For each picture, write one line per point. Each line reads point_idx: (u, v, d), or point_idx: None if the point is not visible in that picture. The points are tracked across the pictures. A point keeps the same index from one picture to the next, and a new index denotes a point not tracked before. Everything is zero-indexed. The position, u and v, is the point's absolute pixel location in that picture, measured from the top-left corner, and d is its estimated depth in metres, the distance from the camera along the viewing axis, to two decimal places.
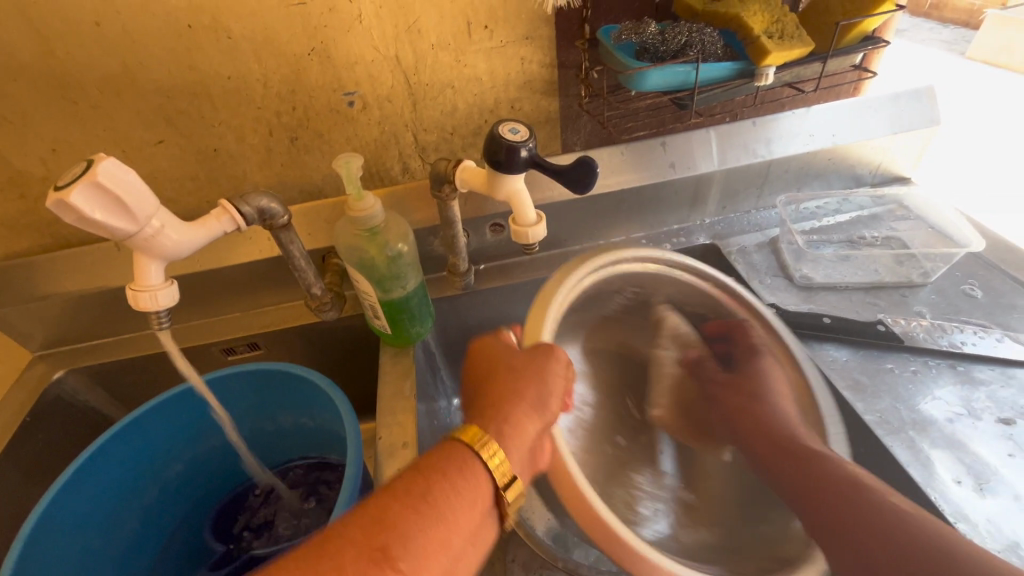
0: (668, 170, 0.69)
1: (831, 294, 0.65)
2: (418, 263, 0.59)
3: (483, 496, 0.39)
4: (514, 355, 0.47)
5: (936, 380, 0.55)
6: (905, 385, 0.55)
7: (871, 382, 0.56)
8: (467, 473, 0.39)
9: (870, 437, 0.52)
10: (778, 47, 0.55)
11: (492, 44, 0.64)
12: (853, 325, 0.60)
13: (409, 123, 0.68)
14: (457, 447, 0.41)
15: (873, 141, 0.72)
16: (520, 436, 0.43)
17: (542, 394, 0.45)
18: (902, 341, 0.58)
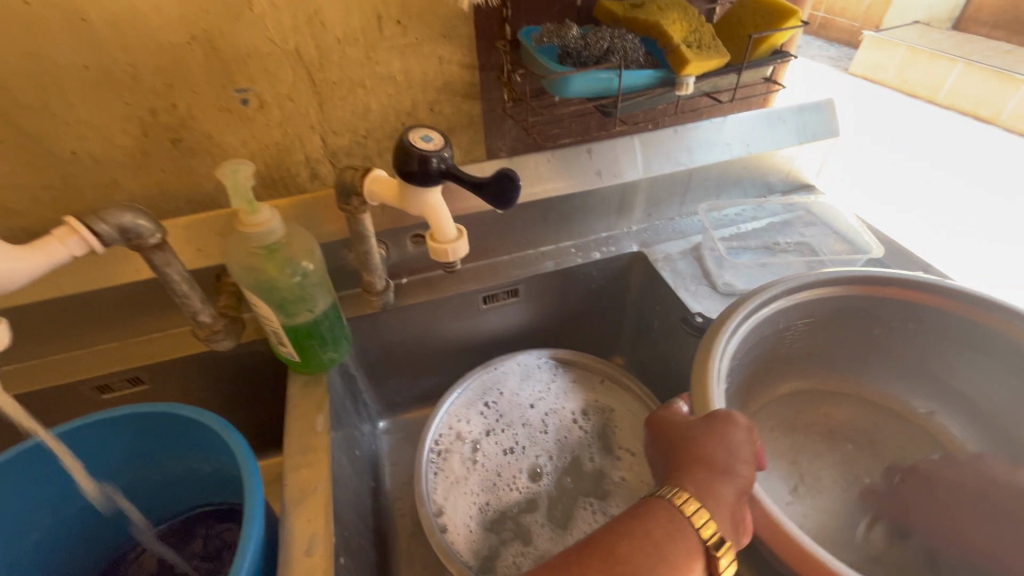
0: (594, 178, 0.68)
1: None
2: (328, 281, 0.53)
3: (685, 557, 0.40)
4: (680, 426, 0.46)
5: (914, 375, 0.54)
6: None
7: None
8: (672, 534, 0.40)
9: None
10: (696, 57, 0.55)
11: (407, 42, 0.59)
12: None
13: (316, 125, 0.61)
14: (657, 502, 0.42)
15: (783, 150, 0.76)
16: (719, 501, 0.42)
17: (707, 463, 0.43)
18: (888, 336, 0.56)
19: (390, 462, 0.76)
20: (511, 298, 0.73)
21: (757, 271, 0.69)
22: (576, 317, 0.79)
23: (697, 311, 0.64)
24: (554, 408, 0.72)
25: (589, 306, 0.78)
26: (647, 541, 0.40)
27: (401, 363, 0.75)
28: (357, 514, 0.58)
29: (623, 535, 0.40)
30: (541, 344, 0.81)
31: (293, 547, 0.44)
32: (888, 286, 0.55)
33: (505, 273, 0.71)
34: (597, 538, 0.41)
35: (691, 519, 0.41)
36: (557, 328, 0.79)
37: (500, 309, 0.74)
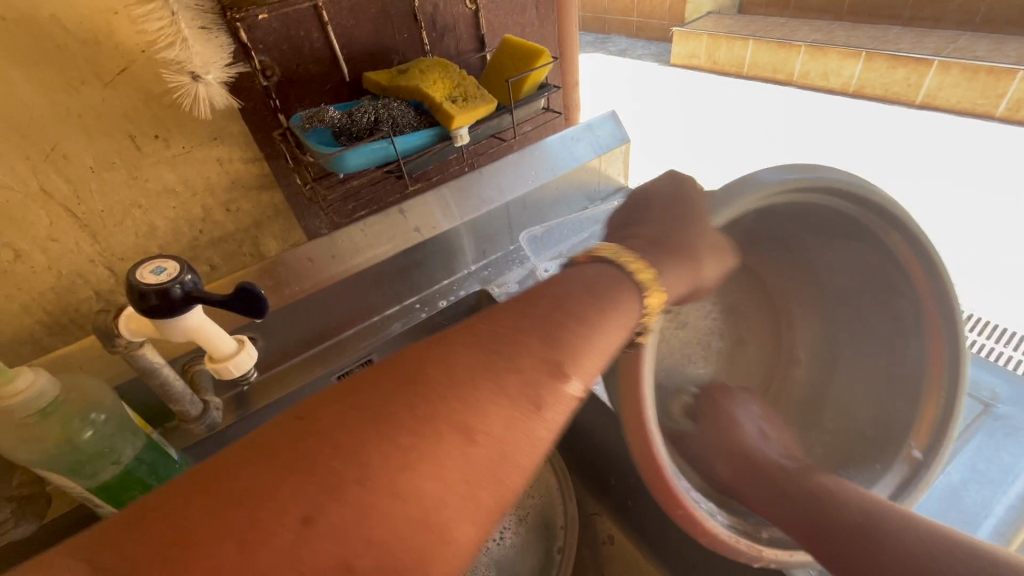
0: (414, 234, 0.69)
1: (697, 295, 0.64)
2: (134, 424, 0.49)
3: (630, 308, 0.40)
4: (663, 207, 0.49)
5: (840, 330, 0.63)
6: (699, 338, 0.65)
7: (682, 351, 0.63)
8: (626, 305, 0.40)
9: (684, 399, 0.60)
10: (462, 110, 0.59)
11: (174, 153, 0.57)
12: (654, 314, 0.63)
13: (95, 257, 0.57)
14: (622, 274, 0.42)
15: (586, 165, 0.83)
16: (677, 275, 0.44)
17: (680, 250, 0.44)
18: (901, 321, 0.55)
19: None
20: (368, 369, 0.72)
21: None
22: None
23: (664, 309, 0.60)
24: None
25: None
26: (608, 309, 0.39)
27: None
28: None
29: (566, 310, 0.38)
30: None
31: None
32: (882, 222, 0.50)
33: (354, 348, 0.70)
34: (548, 299, 0.39)
35: (637, 276, 0.42)
36: None
37: None
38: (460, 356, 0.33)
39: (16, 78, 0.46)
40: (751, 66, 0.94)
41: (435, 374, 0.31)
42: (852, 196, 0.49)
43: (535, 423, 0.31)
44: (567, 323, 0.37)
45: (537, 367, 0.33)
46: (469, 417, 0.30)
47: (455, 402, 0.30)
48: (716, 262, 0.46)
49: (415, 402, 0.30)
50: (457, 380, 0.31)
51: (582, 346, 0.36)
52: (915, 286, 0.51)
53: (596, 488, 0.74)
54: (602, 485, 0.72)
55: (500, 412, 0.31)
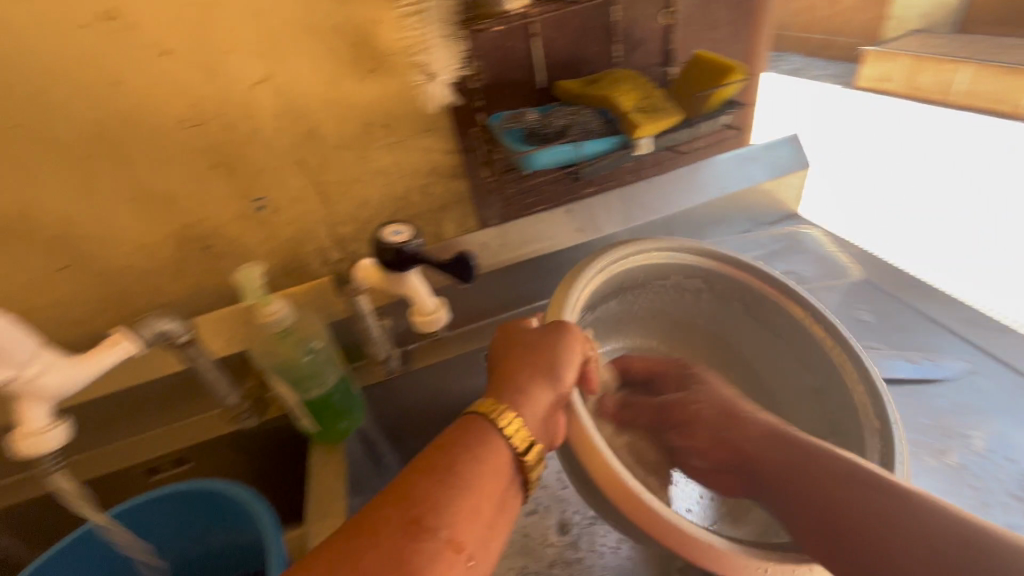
0: (577, 234, 0.73)
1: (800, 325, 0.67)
2: (336, 357, 0.60)
3: (501, 451, 0.47)
4: (522, 345, 0.56)
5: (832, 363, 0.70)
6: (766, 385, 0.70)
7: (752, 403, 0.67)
8: (487, 442, 0.46)
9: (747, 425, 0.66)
10: (649, 121, 0.61)
11: (394, 140, 0.67)
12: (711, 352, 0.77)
13: (323, 219, 0.70)
14: (477, 420, 0.48)
15: (758, 186, 0.79)
16: (534, 403, 0.51)
17: (532, 373, 0.52)
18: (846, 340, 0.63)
19: None
20: None
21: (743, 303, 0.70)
22: None
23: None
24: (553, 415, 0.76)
25: None
26: (475, 452, 0.45)
27: (415, 425, 0.79)
28: None
29: (434, 478, 0.43)
30: None
31: None
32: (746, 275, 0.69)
33: None
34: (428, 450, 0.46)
35: (502, 424, 0.48)
36: None
37: None
38: (375, 516, 0.40)
39: (303, 73, 0.59)
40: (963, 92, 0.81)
41: (384, 515, 0.40)
42: (694, 253, 0.69)
43: (445, 554, 0.39)
44: (429, 484, 0.42)
45: (397, 536, 0.39)
46: (428, 543, 0.39)
47: (415, 528, 0.40)
48: (572, 356, 0.55)
49: (379, 534, 0.39)
50: (408, 514, 0.40)
51: (465, 500, 0.42)
52: (806, 332, 0.67)
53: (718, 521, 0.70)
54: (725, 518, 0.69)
55: (424, 548, 0.39)
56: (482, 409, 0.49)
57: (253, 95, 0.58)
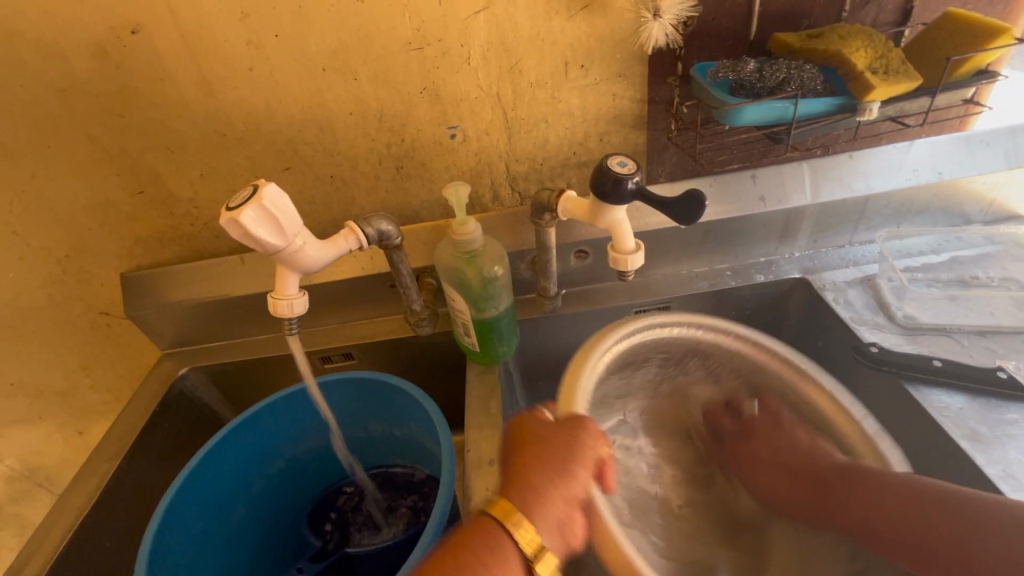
0: (757, 203, 0.69)
1: (1023, 340, 0.57)
2: (508, 285, 0.63)
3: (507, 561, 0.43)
4: (531, 436, 0.51)
5: None
6: None
7: (990, 433, 0.50)
8: (501, 550, 0.43)
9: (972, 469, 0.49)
10: (883, 82, 0.55)
11: (587, 82, 0.67)
12: (967, 370, 0.54)
13: (503, 154, 0.72)
14: (488, 525, 0.45)
15: (985, 176, 0.68)
16: (546, 506, 0.46)
17: (568, 465, 0.48)
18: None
19: None
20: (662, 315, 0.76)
21: (947, 306, 0.62)
22: None
23: (998, 367, 0.54)
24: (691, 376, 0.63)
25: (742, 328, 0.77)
26: (493, 552, 0.43)
27: (552, 368, 0.81)
28: None
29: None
30: None
31: (474, 504, 0.53)
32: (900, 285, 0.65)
33: (658, 291, 0.75)
34: (460, 544, 0.44)
35: (514, 532, 0.44)
36: None
37: None
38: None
39: (519, 5, 0.60)
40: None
41: None
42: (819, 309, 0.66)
43: None
44: None
45: None
46: None
47: None
48: (582, 458, 0.49)
49: None
50: None
51: None
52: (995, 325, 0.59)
53: None
54: None
55: None
56: (495, 511, 0.45)
57: (470, 23, 0.61)
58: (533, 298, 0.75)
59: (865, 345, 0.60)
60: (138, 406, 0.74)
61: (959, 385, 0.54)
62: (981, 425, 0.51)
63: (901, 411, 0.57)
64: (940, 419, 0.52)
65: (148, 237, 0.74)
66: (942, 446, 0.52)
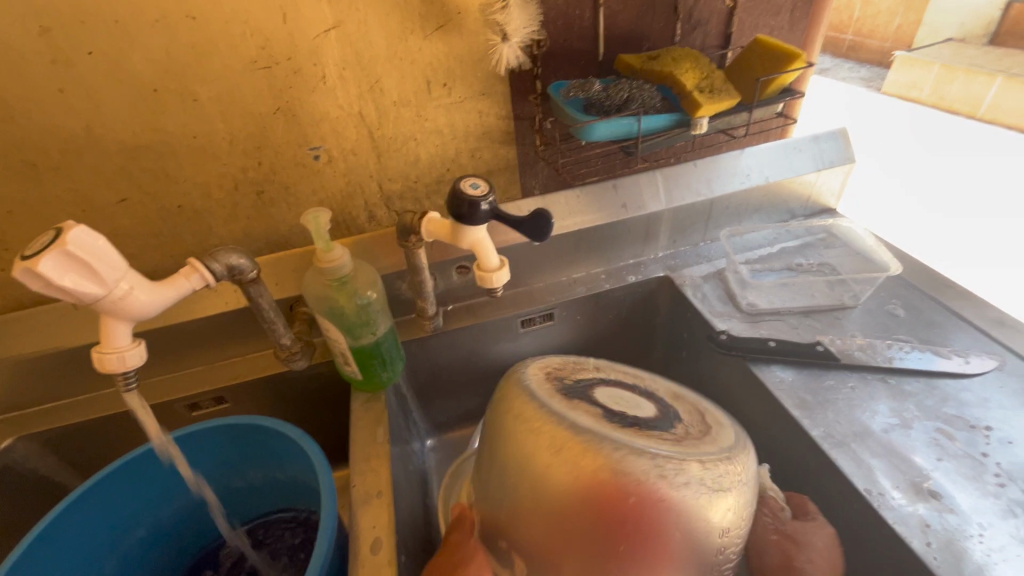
0: (621, 210, 0.74)
1: (835, 316, 0.68)
2: (387, 309, 0.62)
3: None
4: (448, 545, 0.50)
5: (872, 358, 0.62)
6: (844, 400, 0.58)
7: (815, 399, 0.59)
8: None
9: (816, 450, 0.55)
10: (709, 100, 0.62)
11: (451, 100, 0.67)
12: (795, 347, 0.63)
13: (374, 174, 0.70)
14: None
15: (802, 178, 0.79)
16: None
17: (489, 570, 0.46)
18: (838, 359, 0.61)
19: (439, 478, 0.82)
20: (546, 321, 0.79)
21: (779, 291, 0.71)
22: (609, 338, 0.83)
23: (817, 341, 0.64)
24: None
25: (621, 326, 0.82)
26: None
27: (446, 384, 0.81)
28: (413, 520, 0.63)
29: None
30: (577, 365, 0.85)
31: (361, 542, 0.50)
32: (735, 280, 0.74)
33: (541, 299, 0.77)
34: None
35: None
36: (593, 348, 0.84)
37: (536, 332, 0.80)
38: None
39: (371, 25, 0.59)
40: (991, 107, 0.77)
41: None
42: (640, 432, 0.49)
43: None
44: None
45: None
46: None
47: None
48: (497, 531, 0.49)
49: None
50: None
51: None
52: (812, 310, 0.68)
53: None
54: None
55: None
56: None
57: (321, 42, 0.59)
58: (415, 317, 0.74)
59: (717, 333, 0.67)
60: None
61: (787, 361, 0.62)
62: (806, 394, 0.59)
63: (749, 388, 0.64)
64: (776, 391, 0.60)
65: None
66: (781, 418, 0.59)
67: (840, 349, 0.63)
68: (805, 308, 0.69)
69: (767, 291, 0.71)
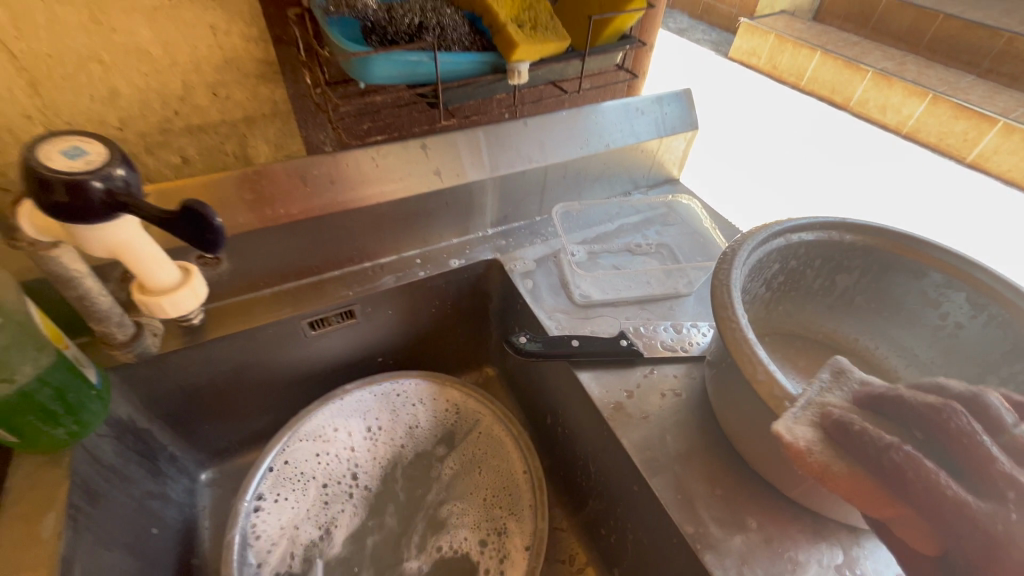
0: (433, 178, 0.58)
1: (668, 306, 0.61)
2: (43, 332, 0.40)
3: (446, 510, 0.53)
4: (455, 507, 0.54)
5: (687, 352, 0.55)
6: (663, 410, 0.50)
7: (635, 404, 0.50)
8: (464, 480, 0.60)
9: (637, 477, 0.47)
10: (528, 39, 0.47)
11: (155, 3, 0.44)
12: (598, 341, 0.54)
13: (34, 111, 0.45)
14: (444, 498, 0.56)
15: (643, 146, 0.70)
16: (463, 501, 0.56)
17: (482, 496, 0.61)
18: (641, 355, 0.54)
19: (212, 523, 0.63)
20: (346, 319, 0.62)
21: (613, 279, 0.63)
22: (433, 332, 0.70)
23: (624, 335, 0.55)
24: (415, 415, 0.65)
25: (447, 316, 0.69)
26: None
27: (214, 405, 0.61)
28: None
29: None
30: (398, 364, 0.71)
31: None
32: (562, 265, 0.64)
33: (335, 292, 0.60)
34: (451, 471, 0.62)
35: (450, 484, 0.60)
36: (414, 346, 0.70)
37: (335, 334, 0.63)
38: None
39: None
40: (811, 80, 0.79)
41: None
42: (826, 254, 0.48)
43: None
44: None
45: None
46: None
47: None
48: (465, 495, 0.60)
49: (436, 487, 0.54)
50: None
51: None
52: (641, 300, 0.61)
53: (569, 503, 0.65)
54: (576, 503, 0.64)
55: None
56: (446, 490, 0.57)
57: None
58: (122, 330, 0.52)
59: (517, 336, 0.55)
60: None
61: (592, 361, 0.53)
62: (625, 396, 0.51)
63: (574, 394, 0.55)
64: (596, 396, 0.51)
65: None
66: (605, 435, 0.50)
67: (645, 342, 0.55)
68: (635, 298, 0.61)
69: (592, 277, 0.62)
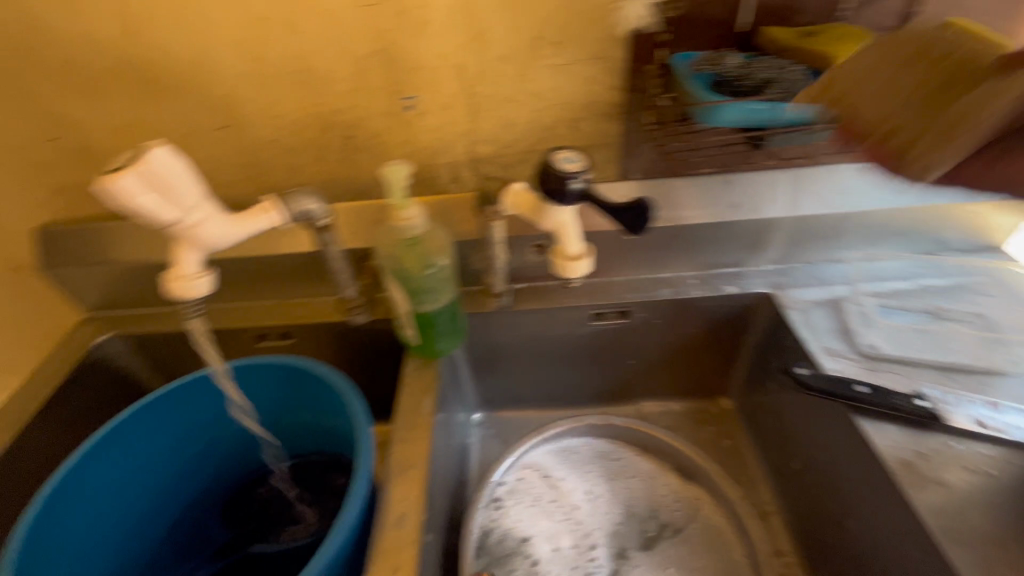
0: (729, 210, 0.65)
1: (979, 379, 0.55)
2: (453, 277, 0.59)
3: None
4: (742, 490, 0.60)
5: (1003, 432, 0.50)
6: (964, 482, 0.47)
7: (925, 466, 0.48)
8: None
9: (923, 541, 0.45)
10: (873, 93, 0.51)
11: (560, 62, 0.61)
12: (889, 394, 0.53)
13: (465, 132, 0.66)
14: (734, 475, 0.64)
15: (969, 206, 0.65)
16: None
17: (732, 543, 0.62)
18: (939, 420, 0.50)
19: None
20: (619, 318, 0.72)
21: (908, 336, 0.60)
22: (686, 349, 0.75)
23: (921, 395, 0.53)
24: (630, 490, 0.69)
25: (704, 337, 0.74)
26: None
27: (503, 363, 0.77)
28: (444, 496, 0.62)
29: None
30: (645, 371, 0.78)
31: (389, 512, 0.49)
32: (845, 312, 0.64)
33: (618, 294, 0.71)
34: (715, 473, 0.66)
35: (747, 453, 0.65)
36: (665, 357, 0.76)
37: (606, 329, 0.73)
38: None
39: None
40: None
41: None
42: None
43: None
44: None
45: None
46: None
47: None
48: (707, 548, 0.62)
49: None
50: None
51: None
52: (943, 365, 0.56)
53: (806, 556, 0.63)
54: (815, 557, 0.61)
55: None
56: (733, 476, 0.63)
57: None
58: (479, 289, 0.71)
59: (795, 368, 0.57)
60: (48, 371, 0.68)
61: (882, 414, 0.52)
62: (916, 455, 0.49)
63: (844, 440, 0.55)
64: (879, 448, 0.50)
65: (66, 189, 0.66)
66: (885, 490, 0.48)
67: (947, 407, 0.52)
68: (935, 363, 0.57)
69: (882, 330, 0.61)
